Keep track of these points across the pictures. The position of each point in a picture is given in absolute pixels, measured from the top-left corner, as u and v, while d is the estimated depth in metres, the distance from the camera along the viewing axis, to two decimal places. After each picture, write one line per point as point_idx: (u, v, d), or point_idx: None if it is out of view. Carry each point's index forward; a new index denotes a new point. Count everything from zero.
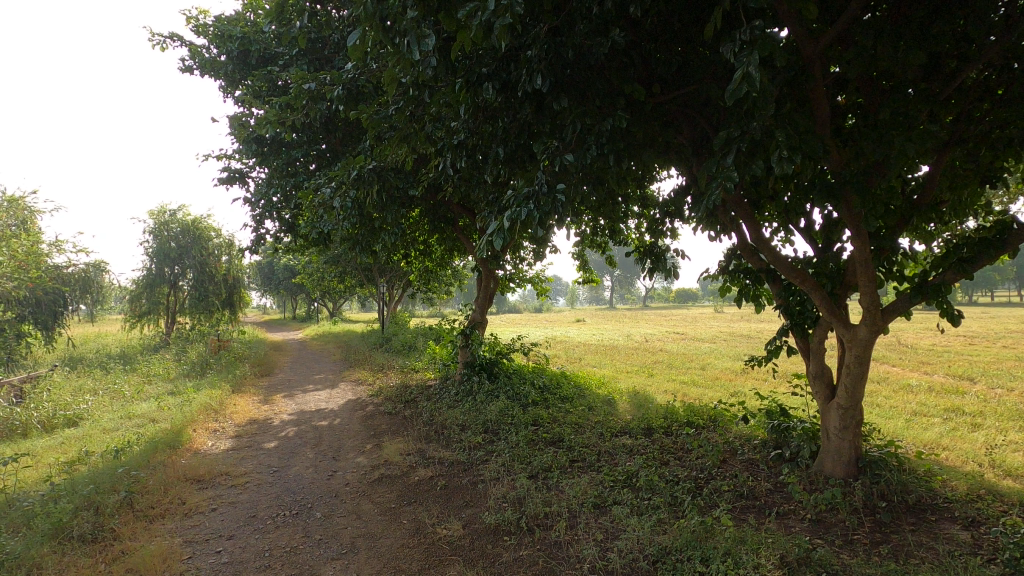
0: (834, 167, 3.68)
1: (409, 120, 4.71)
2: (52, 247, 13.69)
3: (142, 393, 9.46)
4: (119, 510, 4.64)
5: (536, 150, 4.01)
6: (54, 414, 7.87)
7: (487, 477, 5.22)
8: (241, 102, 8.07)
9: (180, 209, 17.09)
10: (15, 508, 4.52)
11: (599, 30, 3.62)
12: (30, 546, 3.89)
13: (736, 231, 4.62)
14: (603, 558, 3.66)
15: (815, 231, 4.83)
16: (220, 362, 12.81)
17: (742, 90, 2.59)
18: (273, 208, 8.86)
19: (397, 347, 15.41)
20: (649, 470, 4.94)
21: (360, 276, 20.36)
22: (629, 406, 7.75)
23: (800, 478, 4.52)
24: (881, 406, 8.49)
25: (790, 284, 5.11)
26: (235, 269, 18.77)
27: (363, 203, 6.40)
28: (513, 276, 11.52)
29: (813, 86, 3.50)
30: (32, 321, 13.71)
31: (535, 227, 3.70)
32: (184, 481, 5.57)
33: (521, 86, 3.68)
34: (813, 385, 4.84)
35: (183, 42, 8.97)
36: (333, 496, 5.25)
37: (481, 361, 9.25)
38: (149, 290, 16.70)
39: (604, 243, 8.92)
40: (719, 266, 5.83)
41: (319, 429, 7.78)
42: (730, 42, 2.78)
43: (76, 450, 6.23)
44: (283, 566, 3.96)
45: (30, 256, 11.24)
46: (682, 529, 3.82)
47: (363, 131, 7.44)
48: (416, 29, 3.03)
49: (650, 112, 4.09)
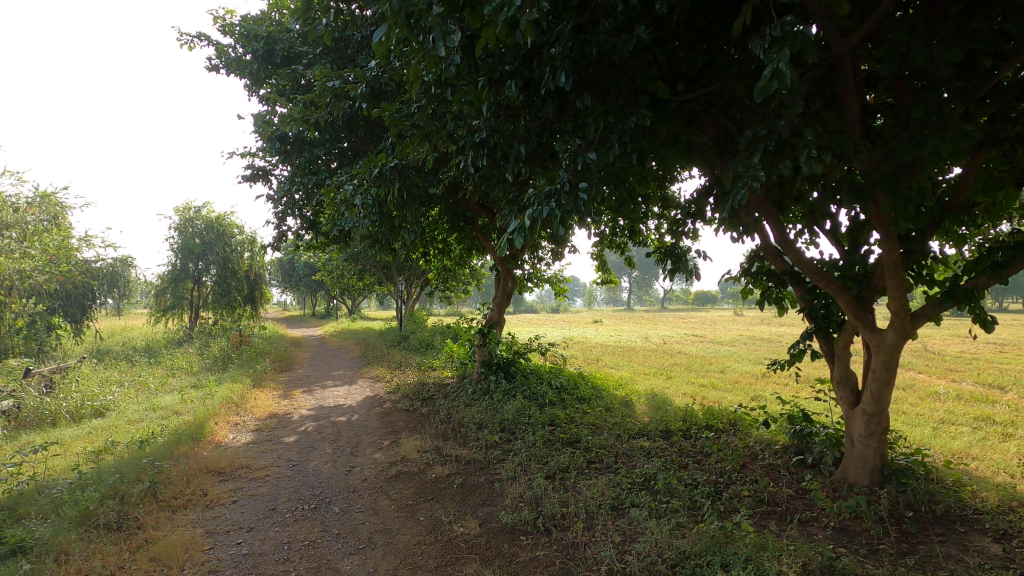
0: (863, 168, 3.58)
1: (431, 119, 4.74)
2: (81, 242, 14.03)
3: (166, 386, 9.65)
4: (144, 499, 4.74)
5: (558, 148, 3.95)
6: (82, 405, 8.07)
7: (504, 476, 5.22)
8: (265, 100, 8.17)
9: (204, 206, 17.36)
10: (45, 495, 4.63)
11: (623, 27, 3.59)
12: (58, 532, 3.99)
13: (759, 232, 4.55)
14: (620, 561, 3.63)
15: (841, 233, 4.74)
16: (241, 357, 13.02)
17: (772, 87, 2.53)
18: (296, 206, 8.98)
19: (415, 344, 15.49)
20: (667, 473, 4.90)
21: (378, 273, 20.47)
22: (647, 408, 7.70)
23: (822, 485, 4.44)
24: (908, 414, 8.28)
25: (814, 286, 5.03)
26: (257, 266, 19.02)
27: (384, 201, 6.47)
28: (531, 276, 11.52)
29: (843, 84, 3.40)
30: (62, 314, 14.13)
31: (556, 226, 3.63)
32: (206, 472, 5.66)
33: (544, 83, 3.64)
34: (838, 390, 4.75)
35: (210, 42, 9.15)
36: (351, 492, 5.30)
37: (498, 360, 9.27)
38: (173, 285, 17.04)
39: (623, 244, 8.83)
40: (741, 268, 5.74)
41: (337, 425, 7.86)
42: (759, 39, 2.72)
43: (103, 440, 6.38)
44: (302, 560, 3.99)
45: (58, 250, 11.55)
46: (701, 534, 3.76)
47: (385, 129, 7.53)
48: (442, 25, 3.01)
49: (674, 110, 4.02)
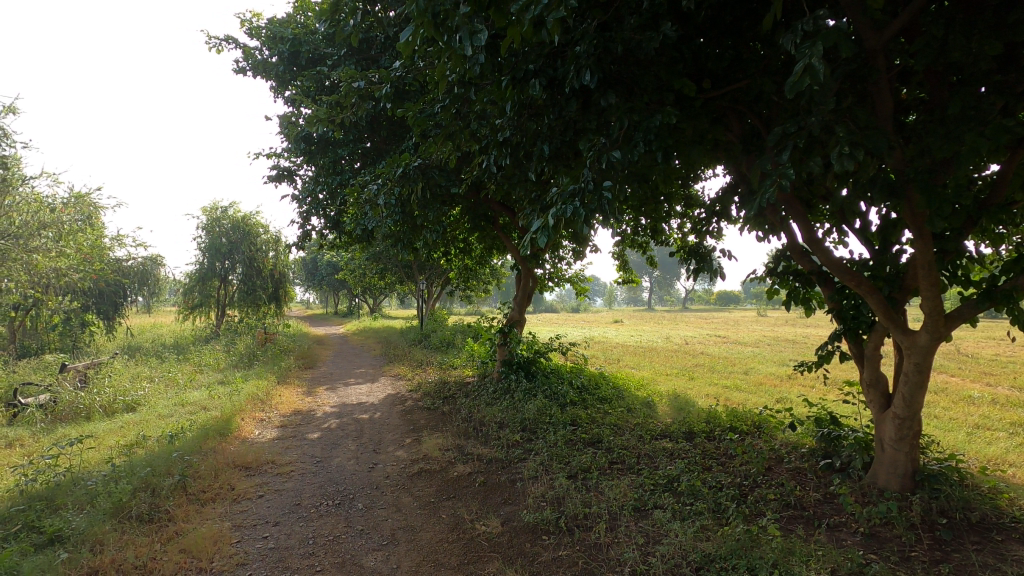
0: (896, 165, 3.49)
1: (454, 118, 4.75)
2: (113, 241, 14.42)
3: (193, 382, 9.87)
4: (174, 492, 4.86)
5: (582, 147, 3.92)
6: (114, 399, 8.29)
7: (526, 475, 5.22)
8: (291, 101, 8.29)
9: (231, 206, 17.72)
10: (80, 486, 4.76)
11: (649, 24, 3.55)
12: (93, 523, 4.11)
13: (786, 231, 4.47)
14: (644, 562, 3.60)
15: (871, 232, 4.63)
16: (266, 354, 13.25)
17: (804, 82, 2.48)
18: (319, 206, 9.09)
19: (436, 343, 15.57)
20: (691, 475, 4.84)
21: (400, 272, 20.66)
22: (669, 409, 7.62)
23: (851, 490, 4.34)
24: (941, 418, 8.04)
25: (843, 287, 4.92)
26: (281, 264, 19.33)
27: (407, 200, 6.51)
28: (551, 275, 11.50)
29: (876, 79, 3.31)
30: (95, 311, 14.56)
31: (579, 225, 3.59)
32: (233, 467, 5.78)
33: (569, 82, 3.62)
34: (868, 393, 4.64)
35: (237, 45, 9.33)
36: (374, 489, 5.35)
37: (518, 360, 9.28)
38: (201, 284, 17.41)
39: (645, 243, 8.76)
40: (766, 268, 5.64)
41: (360, 422, 7.94)
42: (791, 33, 2.66)
43: (134, 434, 6.55)
44: (327, 554, 4.05)
45: (92, 249, 11.90)
46: (726, 537, 3.70)
47: (407, 129, 7.58)
48: (468, 25, 3.02)
49: (699, 108, 3.97)
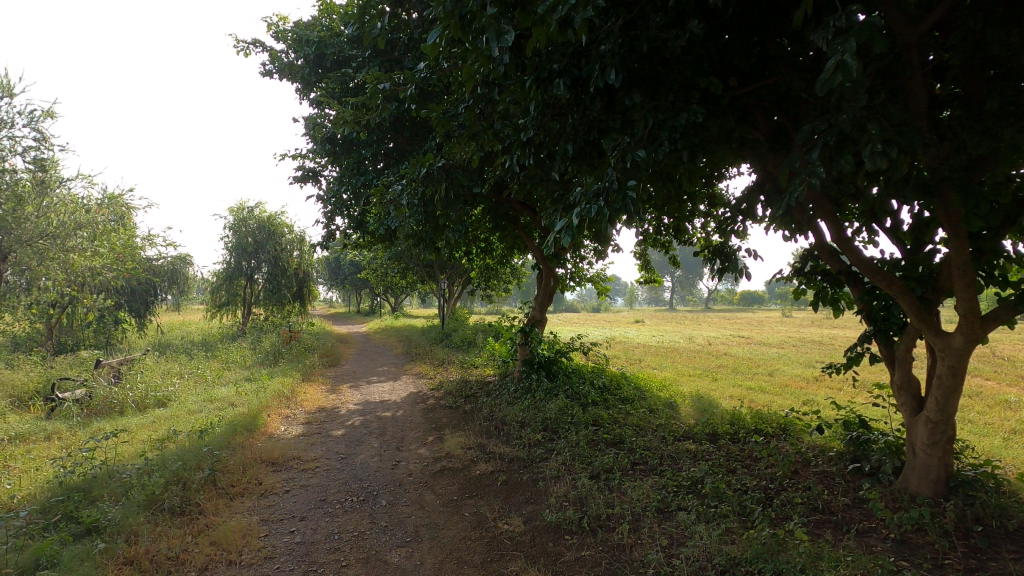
0: (929, 163, 3.40)
1: (478, 118, 4.77)
2: (145, 241, 14.81)
3: (221, 379, 10.09)
4: (204, 486, 4.98)
5: (606, 146, 3.90)
6: (146, 395, 8.53)
7: (548, 475, 5.22)
8: (316, 103, 8.42)
9: (257, 206, 18.07)
10: (115, 478, 4.90)
11: (675, 22, 3.52)
12: (128, 515, 4.23)
13: (814, 230, 4.38)
14: (668, 564, 3.58)
15: (903, 231, 4.52)
16: (291, 352, 13.50)
17: (835, 80, 2.44)
18: (343, 206, 9.22)
19: (457, 342, 15.66)
20: (715, 477, 4.79)
21: (422, 272, 20.83)
22: (692, 410, 7.55)
23: (881, 495, 4.24)
24: (975, 423, 7.81)
25: (873, 287, 4.81)
26: (306, 264, 19.64)
27: (429, 200, 6.57)
28: (573, 275, 11.48)
29: (910, 74, 3.24)
30: (127, 309, 14.99)
31: (603, 225, 3.57)
32: (260, 462, 5.90)
33: (594, 82, 3.61)
34: (899, 396, 4.54)
35: (264, 48, 9.51)
36: (397, 485, 5.41)
37: (540, 359, 9.28)
38: (228, 283, 17.78)
39: (667, 243, 8.68)
40: (793, 268, 5.55)
41: (383, 420, 8.03)
42: (822, 29, 2.62)
43: (166, 429, 6.73)
44: (352, 550, 4.11)
45: (125, 249, 12.26)
46: (752, 540, 3.65)
47: (430, 130, 7.65)
48: (495, 25, 3.03)
49: (726, 105, 3.92)
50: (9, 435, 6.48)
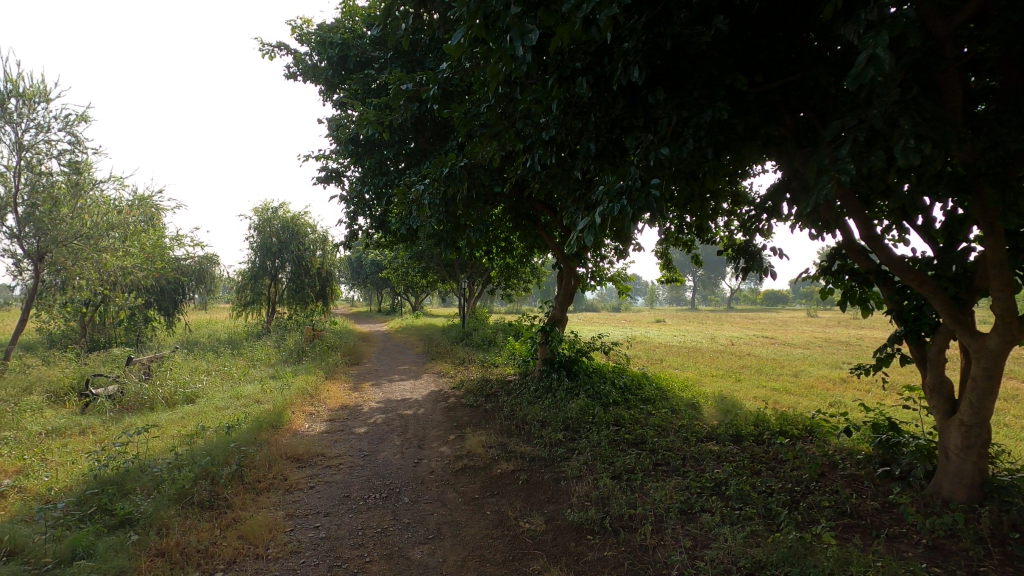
0: (964, 159, 3.31)
1: (500, 118, 4.77)
2: (173, 241, 15.17)
3: (247, 376, 10.29)
4: (232, 481, 5.09)
5: (629, 144, 3.88)
6: (175, 391, 8.74)
7: (569, 474, 5.21)
8: (339, 104, 8.51)
9: (281, 206, 18.36)
10: (147, 472, 5.03)
11: (700, 18, 3.48)
12: (159, 508, 4.34)
13: (842, 228, 4.29)
14: (691, 566, 3.54)
15: (935, 229, 4.41)
16: (314, 350, 13.69)
17: (867, 74, 2.39)
18: (365, 206, 9.31)
19: (478, 341, 15.71)
20: (739, 479, 4.73)
21: (442, 271, 20.95)
22: (715, 411, 7.45)
23: (912, 500, 4.13)
24: (1011, 427, 7.56)
25: (904, 287, 4.69)
26: (329, 263, 19.89)
27: (451, 199, 6.59)
28: (593, 274, 11.43)
29: (944, 67, 3.16)
30: (156, 307, 15.37)
31: (626, 223, 3.53)
32: (285, 458, 6.00)
33: (617, 79, 3.59)
34: (931, 398, 4.43)
35: (289, 51, 9.67)
36: (419, 483, 5.46)
37: (560, 358, 9.25)
38: (253, 282, 18.10)
39: (690, 241, 8.58)
40: (820, 267, 5.44)
41: (405, 418, 8.10)
42: (853, 23, 2.56)
43: (194, 424, 6.89)
44: (375, 546, 4.15)
45: (154, 249, 12.57)
46: (778, 544, 3.60)
47: (451, 129, 7.68)
48: (519, 25, 3.03)
49: (752, 102, 3.87)
50: (46, 430, 6.70)
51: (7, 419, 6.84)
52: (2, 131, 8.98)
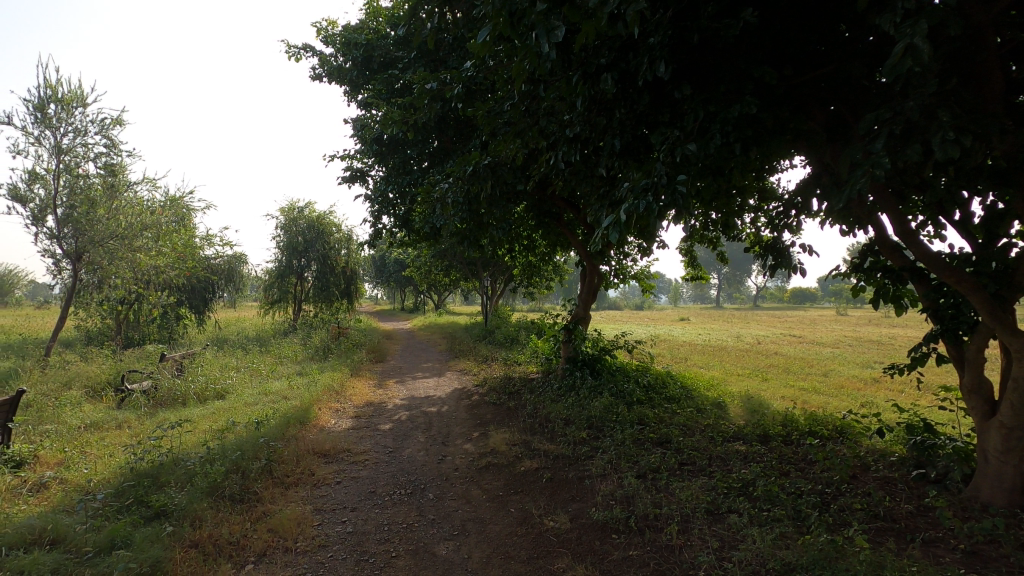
0: (1006, 151, 3.19)
1: (524, 115, 4.77)
2: (203, 241, 15.54)
3: (274, 373, 10.51)
4: (261, 475, 5.20)
5: (654, 141, 3.84)
6: (206, 387, 8.97)
7: (593, 473, 5.19)
8: (364, 104, 8.61)
9: (307, 206, 18.66)
10: (180, 466, 5.17)
11: (728, 11, 3.42)
12: (193, 501, 4.45)
13: (875, 223, 4.18)
14: (719, 566, 3.50)
15: (974, 224, 4.26)
16: (339, 348, 13.89)
17: (904, 64, 2.31)
18: (389, 205, 9.40)
19: (500, 339, 15.74)
20: (767, 480, 4.65)
21: (465, 269, 21.05)
22: (742, 411, 7.33)
23: (949, 503, 4.01)
24: None
25: (940, 284, 4.55)
26: (353, 261, 20.15)
27: (474, 198, 6.61)
28: (617, 272, 11.35)
29: (984, 57, 3.04)
30: (187, 304, 15.77)
31: (651, 221, 3.49)
32: (312, 454, 6.10)
33: (643, 75, 3.55)
34: (969, 398, 4.28)
35: (314, 52, 9.82)
36: (443, 480, 5.50)
37: (583, 357, 9.21)
38: (279, 281, 18.44)
39: (715, 238, 8.46)
40: (850, 264, 5.32)
41: (429, 415, 8.16)
42: (890, 12, 2.49)
43: (225, 419, 7.07)
44: (401, 541, 4.20)
45: (185, 248, 12.89)
46: (808, 546, 3.53)
47: (474, 128, 7.71)
48: (545, 22, 3.02)
49: (781, 95, 3.79)
50: (85, 423, 6.93)
51: (48, 413, 7.11)
52: (42, 135, 9.34)
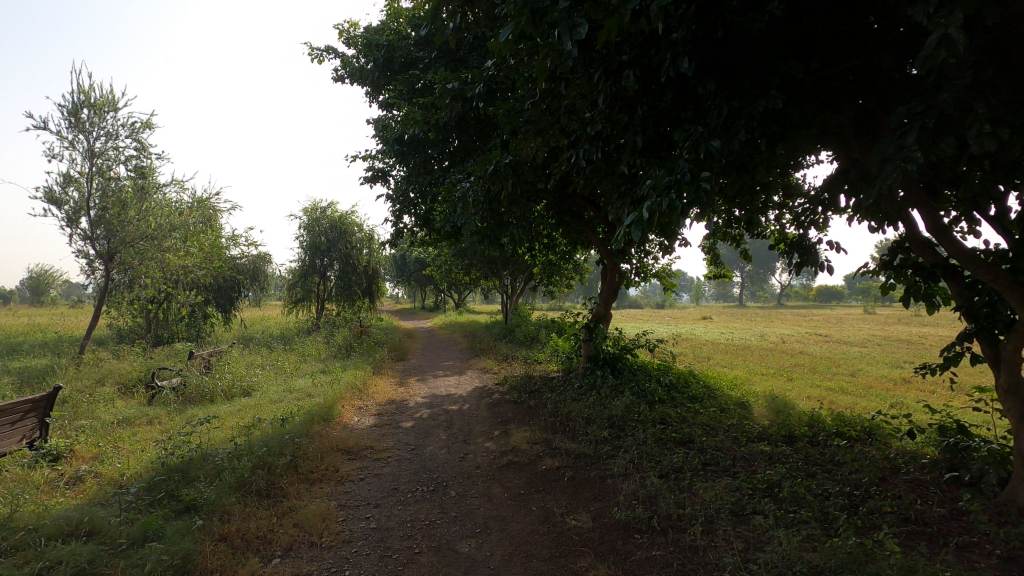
0: None
1: (545, 113, 4.76)
2: (229, 241, 15.85)
3: (299, 371, 10.68)
4: (287, 471, 5.29)
5: (678, 137, 3.79)
6: (232, 384, 9.16)
7: (615, 472, 5.16)
8: (385, 105, 8.69)
9: (329, 206, 18.91)
10: (209, 461, 5.29)
11: (753, 4, 3.36)
12: (221, 495, 4.55)
13: (906, 220, 4.07)
14: (744, 568, 3.45)
15: (1010, 220, 4.13)
16: (361, 346, 14.04)
17: (938, 56, 2.25)
18: (410, 204, 9.47)
19: (521, 338, 15.76)
20: (793, 481, 4.57)
21: (485, 268, 21.10)
22: (767, 411, 7.21)
23: (984, 507, 3.89)
24: None
25: (974, 281, 4.41)
26: (375, 261, 20.36)
27: (495, 196, 6.62)
28: (638, 270, 11.26)
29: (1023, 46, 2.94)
30: (214, 303, 16.11)
31: (674, 218, 3.45)
32: (336, 450, 6.18)
33: (666, 71, 3.52)
34: (1006, 400, 4.14)
35: (337, 54, 9.94)
36: (465, 477, 5.53)
37: (604, 355, 9.17)
38: (303, 280, 18.73)
39: (739, 236, 8.34)
40: (879, 261, 5.19)
41: (450, 413, 8.21)
42: (923, 2, 2.42)
43: (251, 416, 7.21)
44: (423, 537, 4.24)
45: (212, 248, 13.18)
46: (836, 549, 3.46)
47: (494, 126, 7.72)
48: (568, 19, 3.00)
49: (808, 89, 3.71)
50: (118, 419, 7.14)
51: (83, 409, 7.34)
52: (76, 139, 9.63)
